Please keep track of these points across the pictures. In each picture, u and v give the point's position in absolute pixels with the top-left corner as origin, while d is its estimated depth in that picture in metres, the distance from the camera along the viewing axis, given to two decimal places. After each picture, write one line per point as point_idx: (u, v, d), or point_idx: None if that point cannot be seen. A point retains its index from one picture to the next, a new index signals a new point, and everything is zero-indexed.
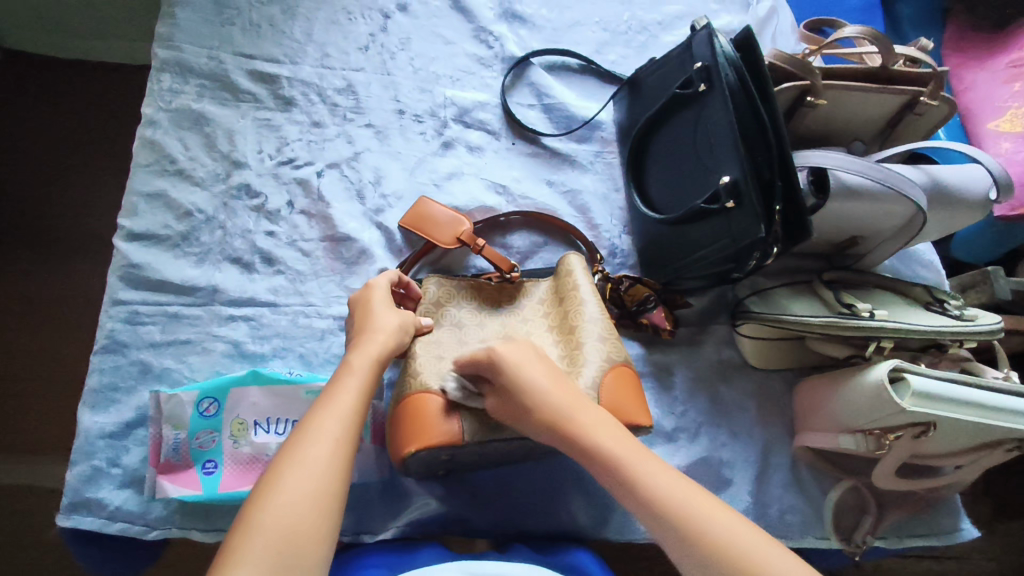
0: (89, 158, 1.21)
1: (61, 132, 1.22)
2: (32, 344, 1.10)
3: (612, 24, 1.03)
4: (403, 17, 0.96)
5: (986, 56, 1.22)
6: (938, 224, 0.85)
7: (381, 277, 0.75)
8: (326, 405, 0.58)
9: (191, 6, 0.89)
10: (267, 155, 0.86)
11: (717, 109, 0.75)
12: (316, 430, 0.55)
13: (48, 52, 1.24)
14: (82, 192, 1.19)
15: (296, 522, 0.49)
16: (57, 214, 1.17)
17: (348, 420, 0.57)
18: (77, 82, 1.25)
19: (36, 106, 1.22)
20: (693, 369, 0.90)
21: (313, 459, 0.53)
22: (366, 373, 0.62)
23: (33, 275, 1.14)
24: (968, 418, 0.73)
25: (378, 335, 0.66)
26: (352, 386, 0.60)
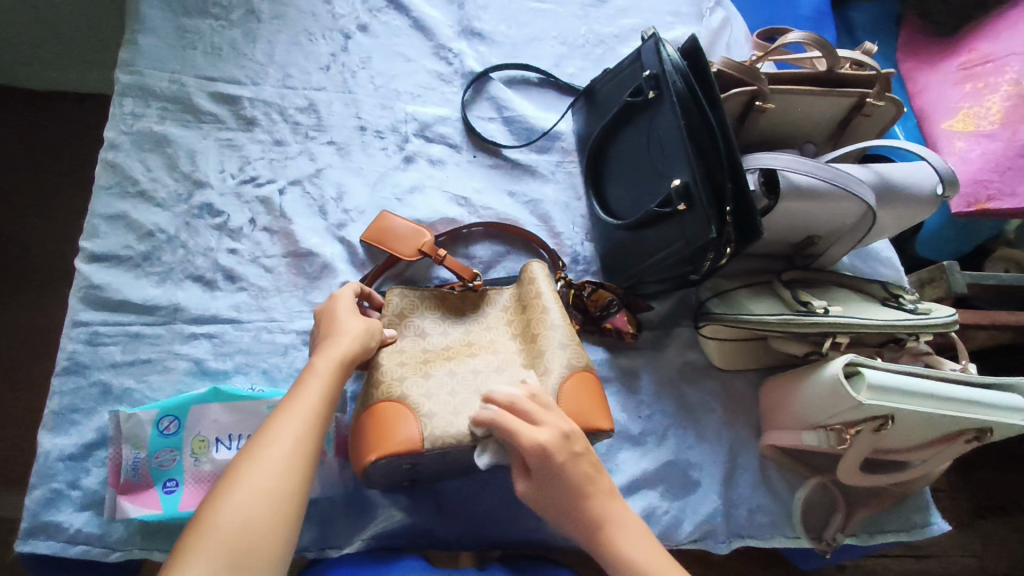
0: (62, 187, 1.23)
1: (34, 165, 1.23)
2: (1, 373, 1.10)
3: (570, 38, 1.06)
4: (363, 37, 0.98)
5: (939, 59, 1.26)
6: (891, 222, 0.86)
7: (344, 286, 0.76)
8: (289, 407, 0.58)
9: (152, 31, 0.91)
10: (229, 174, 0.87)
11: (667, 114, 0.77)
12: (277, 429, 0.55)
13: (17, 83, 1.26)
14: (53, 222, 1.20)
15: (252, 519, 0.49)
16: (27, 243, 1.18)
17: (309, 418, 0.57)
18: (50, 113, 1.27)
19: (7, 138, 1.24)
20: (659, 373, 0.90)
21: (272, 457, 0.53)
22: (330, 374, 0.62)
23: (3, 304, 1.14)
24: (923, 410, 0.74)
25: (342, 340, 0.66)
26: (316, 385, 0.61)
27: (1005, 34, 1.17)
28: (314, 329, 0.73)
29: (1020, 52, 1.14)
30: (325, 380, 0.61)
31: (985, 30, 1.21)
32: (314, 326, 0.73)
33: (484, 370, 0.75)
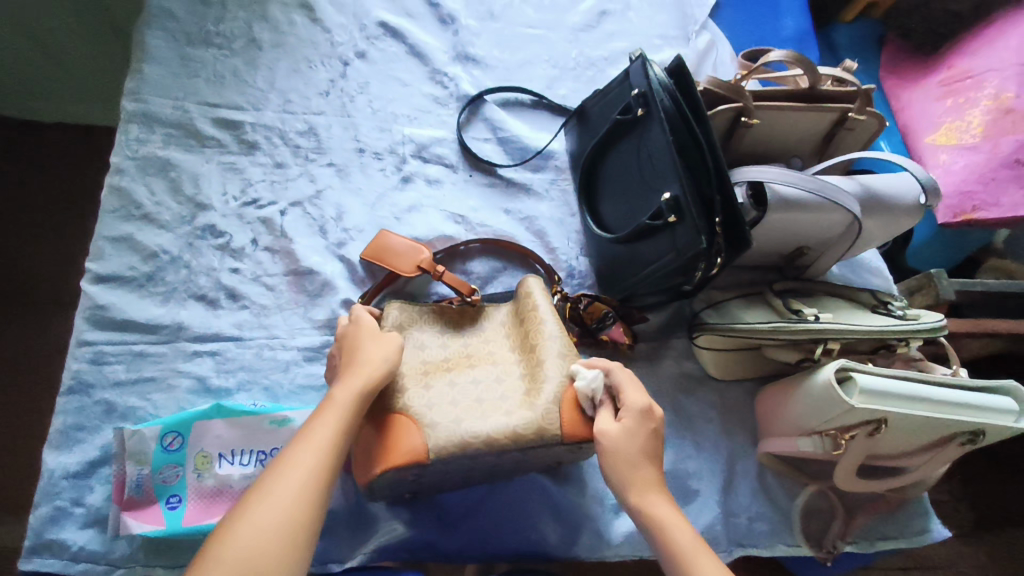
0: (68, 215, 1.28)
1: (45, 195, 1.29)
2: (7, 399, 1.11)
3: (561, 61, 1.09)
4: (361, 63, 1.01)
5: (921, 76, 1.30)
6: (878, 231, 0.89)
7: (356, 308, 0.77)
8: (306, 438, 0.59)
9: (157, 60, 0.94)
10: (231, 196, 0.89)
11: (656, 132, 0.80)
12: (291, 462, 0.56)
13: (28, 116, 1.31)
14: (58, 251, 1.24)
15: (258, 553, 0.50)
16: (35, 272, 1.21)
17: (323, 452, 0.58)
18: (62, 146, 1.33)
19: (19, 170, 1.30)
20: (655, 383, 0.91)
21: (281, 490, 0.54)
22: (346, 405, 0.63)
23: (11, 332, 1.16)
24: (915, 413, 0.75)
25: (360, 368, 0.67)
26: (332, 418, 0.62)
27: (982, 51, 1.21)
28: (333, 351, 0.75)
29: (998, 68, 1.17)
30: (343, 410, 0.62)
31: (964, 47, 1.25)
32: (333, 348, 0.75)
33: (482, 381, 0.76)
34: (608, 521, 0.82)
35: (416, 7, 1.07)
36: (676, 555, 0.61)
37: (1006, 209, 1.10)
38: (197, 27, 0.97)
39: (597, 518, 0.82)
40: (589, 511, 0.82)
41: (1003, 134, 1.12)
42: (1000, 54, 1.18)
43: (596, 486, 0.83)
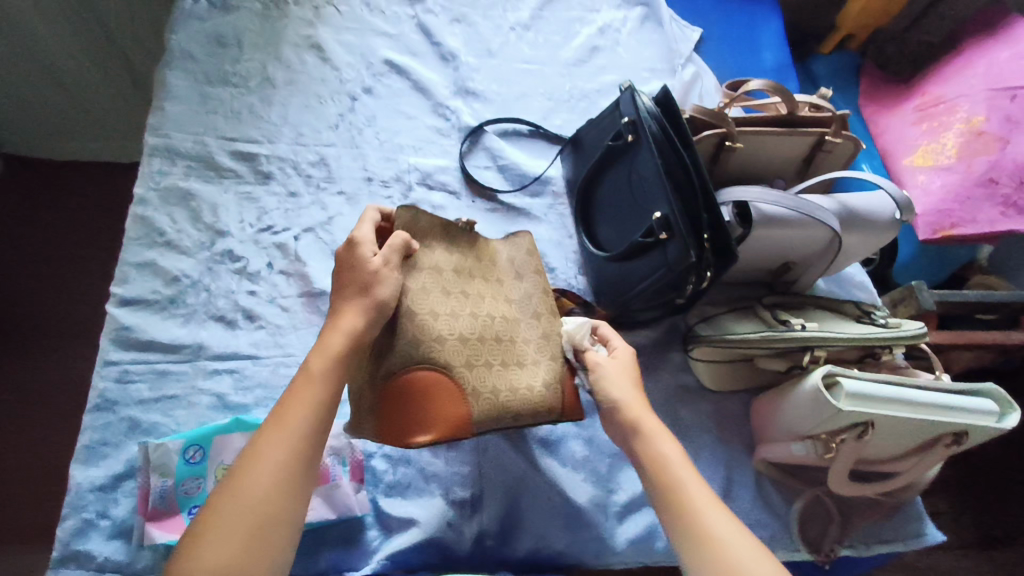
0: (96, 253, 1.43)
1: (77, 237, 1.44)
2: (62, 425, 1.24)
3: (556, 93, 1.16)
4: (368, 98, 1.08)
5: (896, 103, 1.37)
6: (858, 245, 0.94)
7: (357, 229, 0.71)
8: (273, 435, 0.57)
9: (179, 99, 1.00)
10: (248, 224, 0.95)
11: (645, 156, 0.86)
12: (261, 456, 0.56)
13: (57, 156, 1.48)
14: (85, 288, 1.38)
15: (229, 558, 0.51)
16: (79, 306, 1.35)
17: (295, 441, 0.57)
18: (95, 191, 1.49)
19: (58, 212, 1.46)
20: (654, 395, 0.95)
21: (252, 490, 0.54)
22: (323, 380, 0.61)
23: (44, 362, 1.30)
24: (900, 415, 0.79)
25: (339, 334, 0.63)
26: (306, 398, 0.60)
27: (953, 78, 1.29)
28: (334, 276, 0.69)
29: (968, 93, 1.25)
30: (313, 399, 0.60)
31: (936, 75, 1.33)
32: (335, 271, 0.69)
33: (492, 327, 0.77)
34: (610, 527, 0.85)
35: (419, 46, 1.15)
36: (658, 460, 0.65)
37: (983, 225, 1.16)
38: (215, 68, 1.04)
39: (600, 525, 0.84)
40: (592, 519, 0.84)
41: (976, 154, 1.19)
42: (968, 81, 1.26)
43: (600, 494, 0.86)
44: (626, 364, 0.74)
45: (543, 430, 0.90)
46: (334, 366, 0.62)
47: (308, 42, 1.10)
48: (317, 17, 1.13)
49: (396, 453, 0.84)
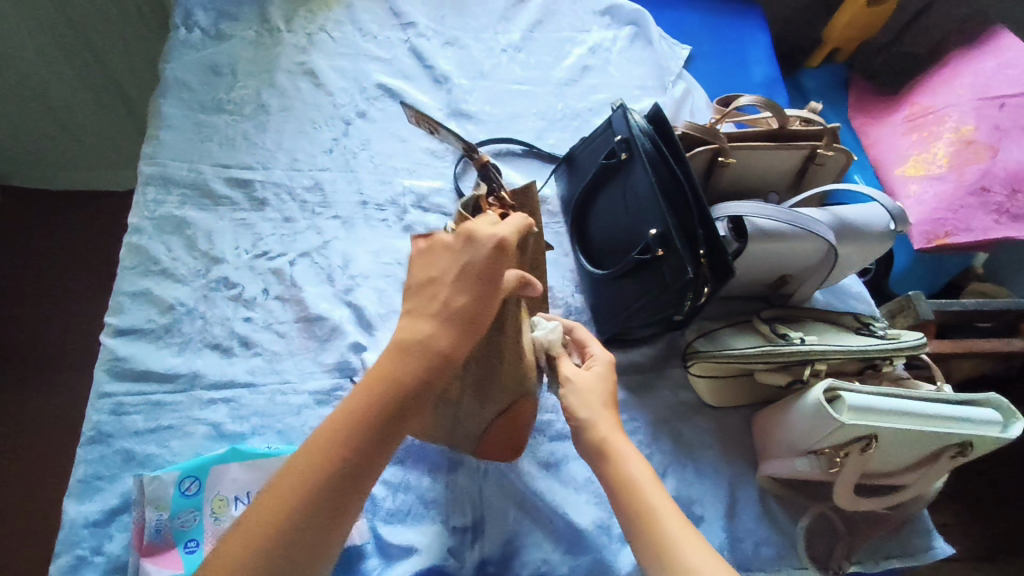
0: (94, 285, 1.45)
1: (76, 268, 1.47)
2: (68, 456, 1.27)
3: (549, 113, 1.17)
4: (362, 122, 1.09)
5: (887, 115, 1.38)
6: (854, 257, 0.94)
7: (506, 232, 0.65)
8: (320, 451, 0.57)
9: (173, 128, 1.01)
10: (244, 250, 0.95)
11: (639, 175, 0.87)
12: (299, 468, 0.56)
13: (55, 186, 1.51)
14: (81, 320, 1.41)
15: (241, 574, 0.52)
16: (76, 337, 1.38)
17: (335, 461, 0.57)
18: (93, 223, 1.52)
19: (59, 245, 1.49)
20: (655, 412, 0.94)
21: (282, 504, 0.55)
22: (378, 398, 0.59)
23: (42, 392, 1.32)
24: (903, 427, 0.78)
25: (408, 358, 0.60)
26: (358, 417, 0.58)
27: (942, 89, 1.30)
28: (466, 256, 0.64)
29: (957, 103, 1.26)
30: (369, 418, 0.58)
31: (924, 87, 1.34)
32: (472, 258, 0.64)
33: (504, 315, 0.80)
34: (615, 551, 0.83)
35: (412, 69, 1.15)
36: (627, 486, 0.64)
37: (978, 233, 1.16)
38: (209, 96, 1.05)
39: (604, 550, 0.83)
40: (596, 542, 0.83)
41: (967, 164, 1.20)
42: (957, 91, 1.27)
43: (603, 515, 0.85)
44: (598, 389, 0.72)
45: (543, 451, 0.89)
46: (403, 388, 0.59)
47: (302, 68, 1.11)
48: (310, 43, 1.13)
49: (395, 480, 0.83)
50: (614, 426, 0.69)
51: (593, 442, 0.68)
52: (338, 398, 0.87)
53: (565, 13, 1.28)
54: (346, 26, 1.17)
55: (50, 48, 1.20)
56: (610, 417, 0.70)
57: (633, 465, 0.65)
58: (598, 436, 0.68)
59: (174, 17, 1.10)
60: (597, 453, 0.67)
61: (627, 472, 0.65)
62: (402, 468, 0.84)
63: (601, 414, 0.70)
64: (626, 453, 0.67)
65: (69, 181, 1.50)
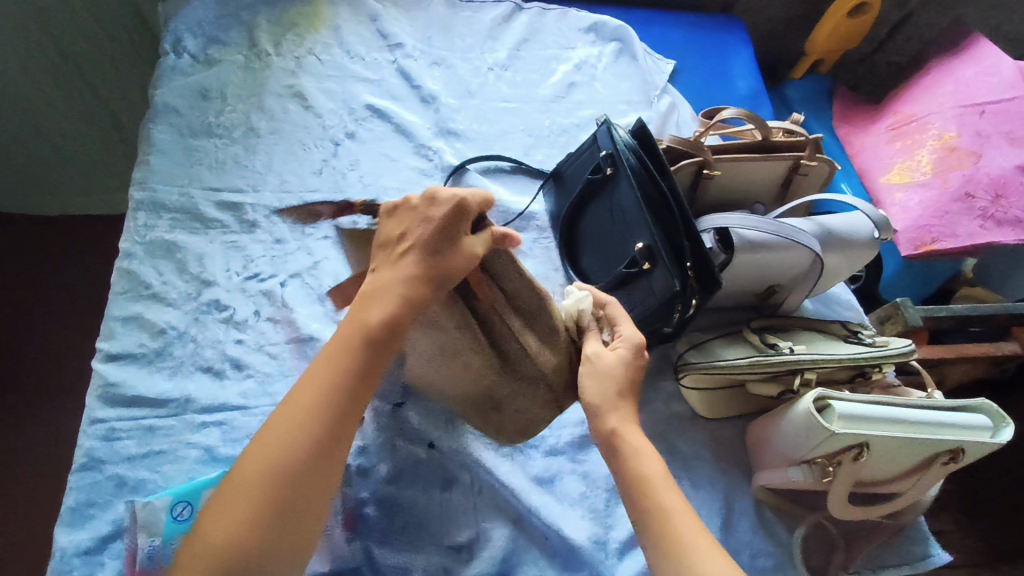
0: (85, 309, 1.46)
1: (68, 293, 1.47)
2: (59, 484, 1.26)
3: (536, 130, 1.18)
4: (351, 143, 1.10)
5: (870, 124, 1.40)
6: (841, 265, 0.95)
7: (457, 202, 0.65)
8: (292, 411, 0.58)
9: (163, 153, 1.02)
10: (234, 272, 0.95)
11: (624, 189, 0.88)
12: (294, 411, 0.58)
13: (46, 211, 1.51)
14: (74, 344, 1.41)
15: (250, 516, 0.53)
16: (68, 362, 1.38)
17: (332, 401, 0.59)
18: (85, 247, 1.52)
19: (50, 269, 1.49)
20: (648, 425, 0.94)
21: (282, 444, 0.56)
22: (360, 340, 0.62)
23: (33, 418, 1.32)
24: (892, 435, 0.78)
25: (385, 295, 0.64)
26: (342, 359, 0.61)
27: (922, 98, 1.32)
28: (427, 249, 0.65)
29: (938, 111, 1.28)
30: (338, 370, 0.60)
31: (905, 96, 1.37)
32: (430, 243, 0.65)
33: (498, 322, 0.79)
34: (610, 566, 0.83)
35: (399, 89, 1.17)
36: (639, 484, 0.65)
37: (964, 238, 1.17)
38: (199, 120, 1.06)
39: (599, 565, 0.83)
40: (591, 558, 0.83)
41: (951, 170, 1.21)
42: (938, 99, 1.29)
43: (598, 530, 0.85)
44: (617, 375, 0.71)
45: (536, 467, 0.89)
46: (370, 335, 0.62)
47: (291, 91, 1.12)
48: (299, 66, 1.15)
49: (389, 499, 0.83)
50: (627, 419, 0.70)
51: (606, 436, 0.69)
52: None
53: (550, 30, 1.29)
54: (334, 48, 1.18)
55: (42, 75, 1.21)
56: (624, 409, 0.70)
57: (645, 461, 0.66)
58: (610, 431, 0.68)
59: (164, 43, 1.11)
60: (609, 447, 0.68)
61: (640, 469, 0.65)
62: (396, 485, 0.84)
63: (615, 406, 0.70)
64: (640, 449, 0.67)
65: (62, 206, 1.51)
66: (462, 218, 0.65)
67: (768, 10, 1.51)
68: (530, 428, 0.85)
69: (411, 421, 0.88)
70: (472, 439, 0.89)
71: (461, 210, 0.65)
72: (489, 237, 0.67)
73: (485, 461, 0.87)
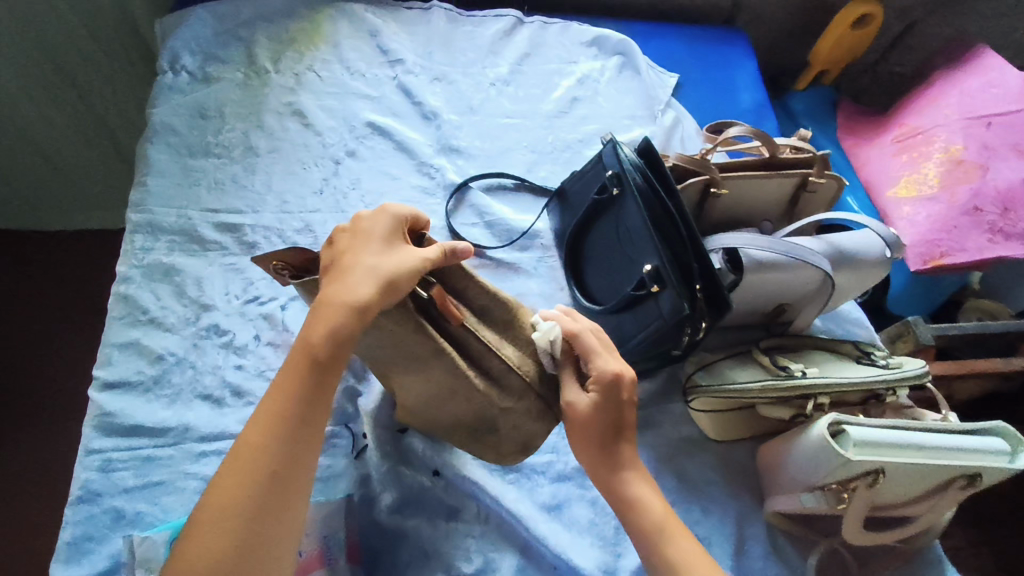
0: (81, 326, 1.43)
1: (64, 310, 1.44)
2: (55, 508, 1.23)
3: (539, 146, 1.17)
4: (352, 161, 1.08)
5: (875, 136, 1.39)
6: (851, 284, 0.93)
7: (391, 211, 0.68)
8: (246, 454, 0.56)
9: (161, 173, 1.00)
10: (234, 295, 0.93)
11: (631, 209, 0.86)
12: (253, 439, 0.57)
13: (42, 228, 1.49)
14: (69, 363, 1.38)
15: (219, 551, 0.52)
16: (64, 382, 1.35)
17: (289, 423, 0.58)
18: (81, 263, 1.50)
19: (45, 287, 1.46)
20: (657, 449, 0.92)
21: (244, 475, 0.55)
22: (313, 357, 0.59)
23: (28, 440, 1.29)
24: (908, 461, 0.77)
25: (332, 306, 0.61)
26: (296, 379, 0.59)
27: (928, 110, 1.31)
28: (371, 257, 0.64)
29: (944, 123, 1.26)
30: (289, 402, 0.58)
31: (910, 108, 1.35)
32: (376, 246, 0.65)
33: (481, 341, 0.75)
34: None
35: (400, 106, 1.15)
36: (651, 529, 0.67)
37: (973, 253, 1.16)
38: (197, 140, 1.04)
39: None
40: None
41: (958, 184, 1.19)
42: (944, 111, 1.28)
43: (608, 559, 0.83)
44: (592, 427, 0.70)
45: (544, 494, 0.87)
46: (315, 361, 0.59)
47: (290, 108, 1.10)
48: (298, 83, 1.13)
49: (394, 530, 0.81)
50: (629, 459, 0.71)
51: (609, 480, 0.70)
52: (333, 445, 0.86)
53: (552, 44, 1.28)
54: (334, 65, 1.16)
55: (37, 92, 1.20)
56: (625, 449, 0.71)
57: (652, 503, 0.68)
58: (612, 476, 0.70)
59: (161, 61, 1.10)
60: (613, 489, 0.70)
61: (648, 512, 0.68)
62: (401, 514, 0.82)
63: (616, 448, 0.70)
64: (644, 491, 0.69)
65: (57, 222, 1.49)
66: (402, 224, 0.68)
67: (771, 21, 1.50)
68: (530, 443, 0.82)
69: (416, 447, 0.87)
70: (476, 465, 0.87)
71: (399, 218, 0.68)
72: (440, 251, 0.67)
73: (491, 489, 0.85)
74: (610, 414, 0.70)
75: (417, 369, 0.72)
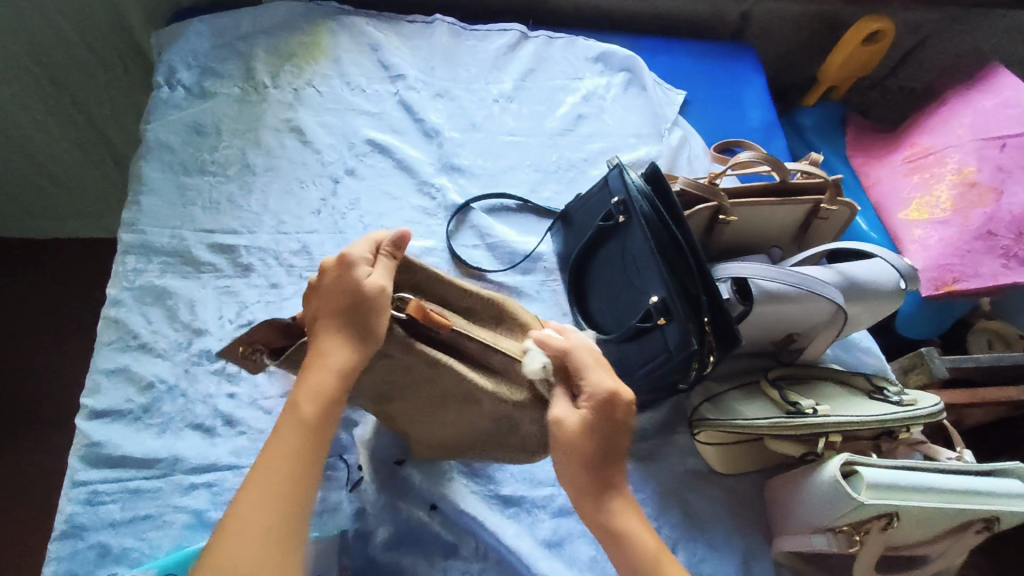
0: (72, 337, 1.40)
1: (55, 320, 1.42)
2: (43, 525, 1.20)
3: (543, 164, 1.15)
4: (351, 180, 1.05)
5: (886, 154, 1.36)
6: (864, 315, 0.91)
7: (350, 256, 0.63)
8: (250, 530, 0.52)
9: (154, 192, 0.97)
10: (227, 319, 0.91)
11: (638, 236, 0.83)
12: (247, 497, 0.54)
13: (38, 237, 1.47)
14: (60, 374, 1.36)
15: None
16: (54, 395, 1.33)
17: (286, 475, 0.55)
18: (74, 272, 1.47)
19: (36, 296, 1.44)
20: (662, 483, 0.89)
21: (240, 530, 0.52)
22: (309, 414, 0.58)
23: (16, 452, 1.26)
24: (921, 503, 0.74)
25: (318, 371, 0.59)
26: (291, 437, 0.58)
27: (940, 130, 1.28)
28: (337, 313, 0.61)
29: (957, 144, 1.24)
30: (287, 458, 0.56)
31: (922, 127, 1.33)
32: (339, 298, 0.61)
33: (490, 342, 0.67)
34: None
35: (401, 123, 1.13)
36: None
37: (987, 278, 1.13)
38: (192, 157, 1.01)
39: None
40: None
41: (971, 207, 1.17)
42: (957, 132, 1.26)
43: None
44: (581, 448, 0.62)
45: (545, 529, 0.84)
46: (310, 423, 0.58)
47: (289, 125, 1.08)
48: (297, 99, 1.11)
49: (389, 567, 0.78)
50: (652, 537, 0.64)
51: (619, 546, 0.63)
52: (329, 478, 0.83)
53: (557, 60, 1.26)
54: (334, 80, 1.14)
55: (30, 101, 1.17)
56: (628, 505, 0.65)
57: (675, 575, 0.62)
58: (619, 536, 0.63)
59: (157, 75, 1.07)
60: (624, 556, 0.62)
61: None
62: (397, 551, 0.79)
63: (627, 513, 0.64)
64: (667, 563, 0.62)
65: (51, 231, 1.47)
66: (360, 266, 0.62)
67: (780, 36, 1.47)
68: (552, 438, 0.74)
69: (413, 480, 0.84)
70: (474, 499, 0.84)
71: (357, 261, 0.62)
72: (386, 259, 0.64)
73: (491, 524, 0.82)
74: (606, 438, 0.63)
75: (409, 390, 0.69)
